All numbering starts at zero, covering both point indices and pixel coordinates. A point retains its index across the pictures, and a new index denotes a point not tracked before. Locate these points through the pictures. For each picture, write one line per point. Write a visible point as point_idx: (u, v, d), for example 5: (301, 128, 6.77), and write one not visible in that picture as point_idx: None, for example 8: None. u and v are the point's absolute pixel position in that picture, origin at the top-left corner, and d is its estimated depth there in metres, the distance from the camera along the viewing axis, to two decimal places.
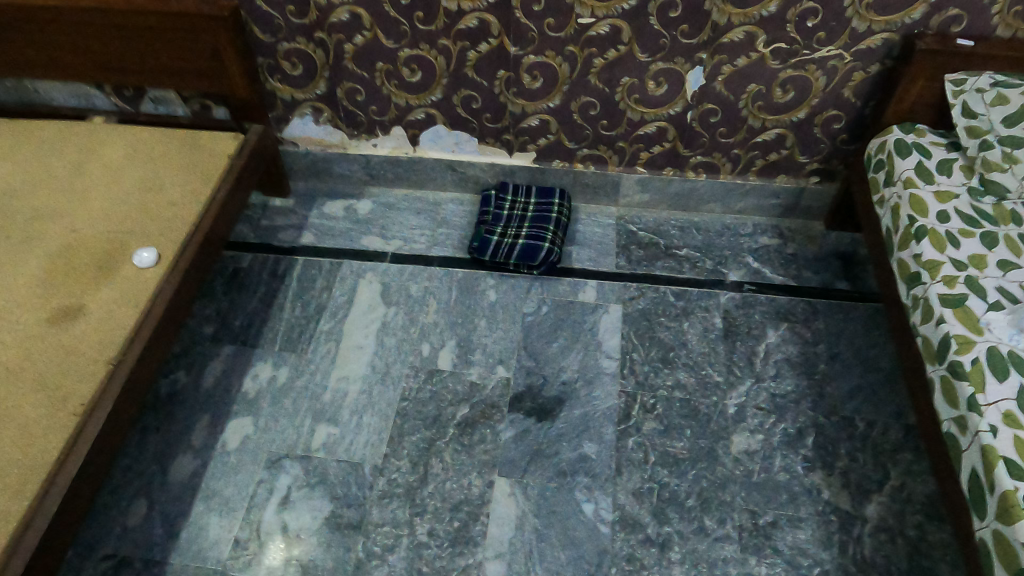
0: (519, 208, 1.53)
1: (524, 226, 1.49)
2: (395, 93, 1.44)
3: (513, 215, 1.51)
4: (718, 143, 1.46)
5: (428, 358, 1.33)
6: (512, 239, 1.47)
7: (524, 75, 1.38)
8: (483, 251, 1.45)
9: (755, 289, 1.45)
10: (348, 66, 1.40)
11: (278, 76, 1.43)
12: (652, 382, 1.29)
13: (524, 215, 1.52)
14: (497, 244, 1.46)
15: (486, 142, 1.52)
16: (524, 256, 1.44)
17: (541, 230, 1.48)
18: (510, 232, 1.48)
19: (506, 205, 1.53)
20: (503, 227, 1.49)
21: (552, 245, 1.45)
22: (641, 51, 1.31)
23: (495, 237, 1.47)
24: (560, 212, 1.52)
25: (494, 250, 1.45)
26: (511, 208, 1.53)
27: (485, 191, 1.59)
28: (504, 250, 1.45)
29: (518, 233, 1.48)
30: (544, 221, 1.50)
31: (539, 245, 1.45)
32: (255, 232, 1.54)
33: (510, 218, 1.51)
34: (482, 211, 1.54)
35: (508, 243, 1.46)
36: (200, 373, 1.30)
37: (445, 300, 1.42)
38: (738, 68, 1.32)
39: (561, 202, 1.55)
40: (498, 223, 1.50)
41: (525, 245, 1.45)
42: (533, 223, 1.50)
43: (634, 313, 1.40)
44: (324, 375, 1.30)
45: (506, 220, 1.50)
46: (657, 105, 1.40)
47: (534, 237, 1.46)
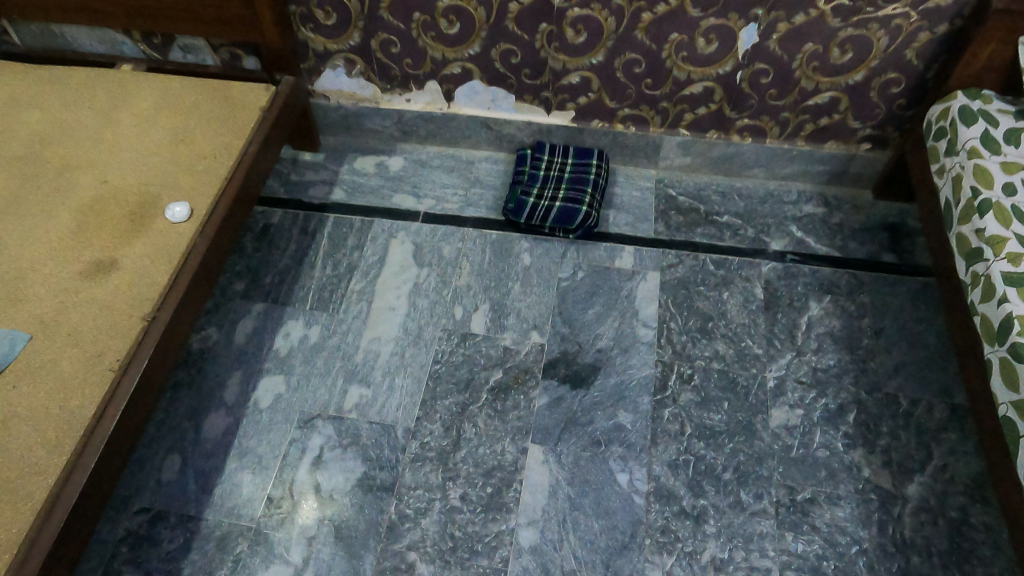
0: (556, 169, 1.48)
1: (561, 188, 1.45)
2: (431, 46, 1.39)
3: (550, 176, 1.46)
4: (767, 106, 1.40)
5: (461, 321, 1.31)
6: (549, 201, 1.42)
7: (567, 30, 1.31)
8: (518, 213, 1.41)
9: (799, 260, 1.40)
10: (384, 17, 1.35)
11: (311, 25, 1.38)
12: (690, 353, 1.26)
13: (562, 176, 1.47)
14: (534, 206, 1.41)
15: (524, 99, 1.47)
16: (561, 219, 1.39)
17: (579, 193, 1.43)
18: (547, 194, 1.44)
19: (543, 165, 1.48)
20: (540, 188, 1.44)
21: (589, 209, 1.41)
22: (692, 6, 1.24)
23: (532, 198, 1.42)
24: (598, 175, 1.47)
25: (530, 212, 1.41)
26: (548, 169, 1.48)
27: (520, 151, 1.54)
28: (541, 212, 1.40)
29: (556, 196, 1.43)
30: (583, 184, 1.45)
31: (576, 209, 1.40)
32: (285, 188, 1.51)
33: (547, 179, 1.46)
34: (518, 171, 1.49)
35: (545, 205, 1.41)
36: (231, 330, 1.29)
37: (479, 262, 1.39)
38: (795, 25, 1.25)
39: (599, 164, 1.49)
40: (535, 184, 1.45)
41: (563, 208, 1.40)
42: (570, 185, 1.45)
43: (672, 282, 1.37)
44: (356, 336, 1.28)
45: (543, 182, 1.45)
46: (706, 63, 1.34)
47: (571, 201, 1.41)
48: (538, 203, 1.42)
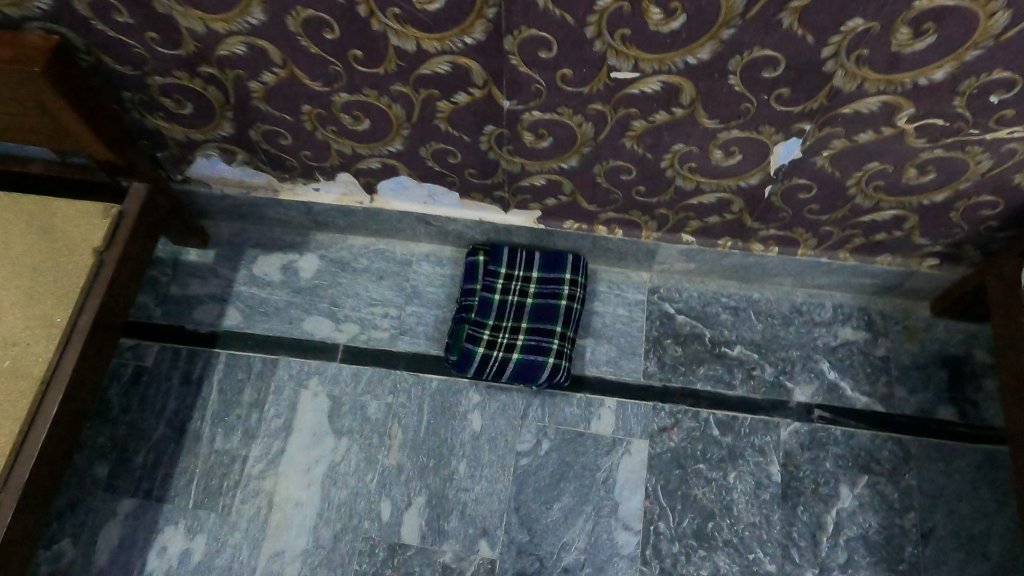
0: (516, 290, 1.11)
1: (522, 324, 1.09)
2: (335, 140, 0.98)
3: (508, 304, 1.10)
4: (805, 219, 1.01)
5: (389, 525, 1.01)
6: (505, 349, 1.06)
7: (524, 133, 0.91)
8: (465, 366, 1.05)
9: (829, 419, 1.08)
10: (260, 107, 0.93)
11: (160, 113, 0.96)
12: (682, 573, 0.99)
13: (523, 303, 1.10)
14: (486, 357, 1.05)
15: (471, 196, 1.07)
16: (519, 376, 1.05)
17: (546, 333, 1.08)
18: (503, 335, 1.07)
19: (498, 284, 1.11)
20: (495, 325, 1.08)
21: (560, 359, 1.06)
22: (707, 116, 0.83)
23: (483, 345, 1.06)
24: (573, 298, 1.10)
25: (480, 366, 1.05)
26: (505, 290, 1.11)
27: (470, 254, 1.15)
28: (494, 367, 1.05)
29: (515, 338, 1.07)
30: (551, 317, 1.09)
31: (542, 362, 1.05)
32: (163, 308, 1.16)
33: (503, 308, 1.09)
34: (467, 293, 1.12)
35: (500, 356, 1.05)
36: (91, 543, 1.00)
37: (414, 429, 1.07)
38: (859, 142, 0.84)
39: (575, 279, 1.12)
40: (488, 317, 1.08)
41: (522, 361, 1.05)
42: (533, 319, 1.09)
43: (664, 456, 1.05)
44: (252, 552, 1.00)
45: (498, 314, 1.09)
46: (722, 175, 0.94)
47: (534, 349, 1.06)
48: (491, 353, 1.05)
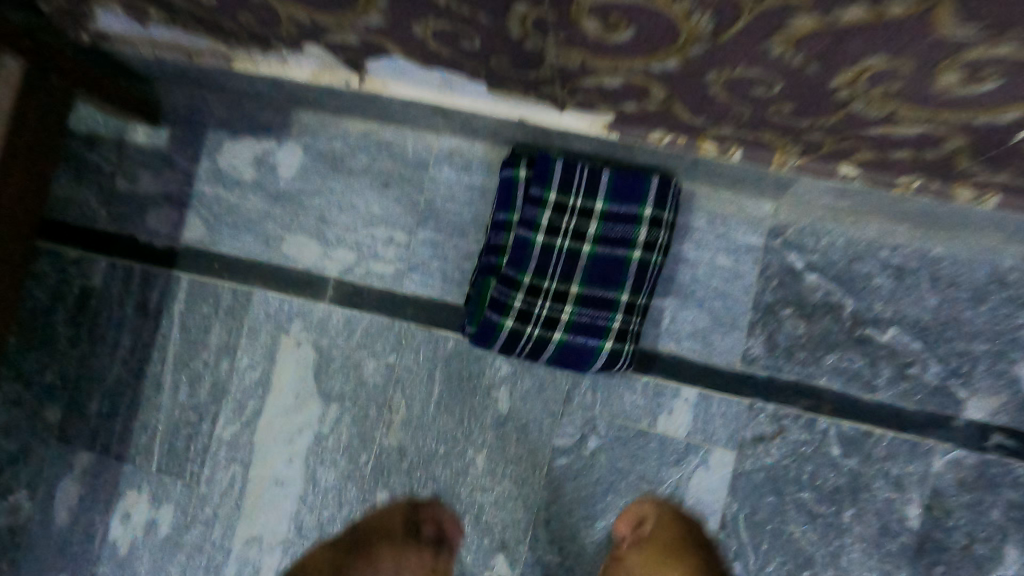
0: (569, 230, 0.75)
1: (571, 286, 0.75)
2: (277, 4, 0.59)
3: (555, 253, 0.74)
4: None
5: None
6: (544, 324, 0.75)
7: (585, 20, 0.49)
8: (488, 340, 0.76)
9: (1010, 451, 0.74)
10: None
11: None
12: None
13: (577, 251, 0.75)
14: (515, 335, 0.75)
15: (505, 87, 0.67)
16: (561, 361, 0.76)
17: (605, 303, 0.74)
18: (543, 302, 0.74)
19: (542, 220, 0.74)
20: (532, 286, 0.74)
21: (622, 346, 0.75)
22: (958, 18, 0.40)
23: (512, 318, 0.74)
24: (651, 250, 0.75)
25: (507, 345, 0.76)
26: (552, 231, 0.74)
27: (508, 165, 0.78)
28: (527, 348, 0.75)
29: (559, 307, 0.75)
30: (615, 279, 0.74)
31: (594, 349, 0.75)
32: (110, 210, 0.89)
33: (547, 260, 0.74)
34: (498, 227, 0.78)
35: (535, 335, 0.75)
36: (49, 498, 0.86)
37: (421, 404, 0.82)
38: None
39: (658, 220, 0.75)
40: (522, 273, 0.74)
41: (567, 345, 0.75)
42: (588, 279, 0.75)
43: (755, 476, 0.77)
44: (226, 532, 0.84)
45: (538, 269, 0.74)
46: (945, 105, 0.51)
47: (585, 328, 0.75)
48: (523, 330, 0.74)
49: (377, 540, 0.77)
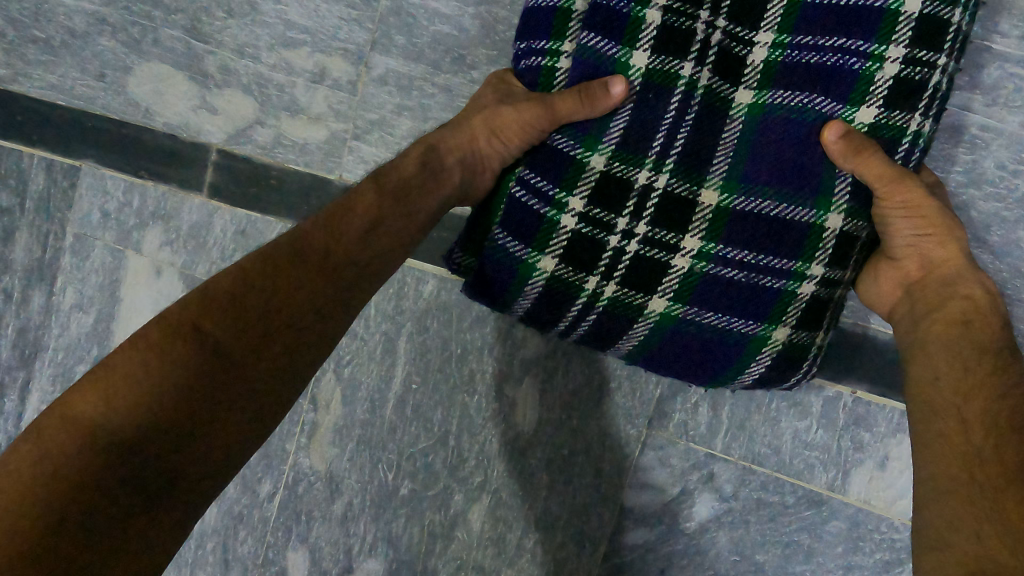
0: (710, 51, 0.31)
1: (704, 192, 0.31)
2: None
3: (673, 102, 0.30)
4: None
5: None
6: (631, 277, 0.31)
7: None
8: (500, 301, 0.33)
9: None
10: None
11: None
12: None
13: (722, 106, 0.31)
14: (561, 297, 0.32)
15: None
16: (661, 364, 0.33)
17: (786, 239, 0.30)
18: (634, 225, 0.31)
19: (648, 17, 0.30)
20: (610, 184, 0.30)
21: (809, 341, 0.32)
22: None
23: (557, 256, 0.31)
24: (912, 105, 0.29)
25: (539, 317, 0.33)
26: (671, 44, 0.30)
27: None
28: (584, 329, 0.32)
29: (669, 241, 0.31)
30: (812, 178, 0.30)
31: (746, 343, 0.32)
32: None
33: (652, 121, 0.30)
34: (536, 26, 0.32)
35: (607, 300, 0.31)
36: None
37: (369, 400, 0.43)
38: None
39: (943, 27, 0.29)
40: (588, 148, 0.31)
41: (679, 331, 0.32)
42: (747, 174, 0.30)
43: None
44: None
45: (631, 142, 0.30)
46: None
47: (728, 294, 0.31)
48: (580, 287, 0.31)
49: (474, 143, 0.32)
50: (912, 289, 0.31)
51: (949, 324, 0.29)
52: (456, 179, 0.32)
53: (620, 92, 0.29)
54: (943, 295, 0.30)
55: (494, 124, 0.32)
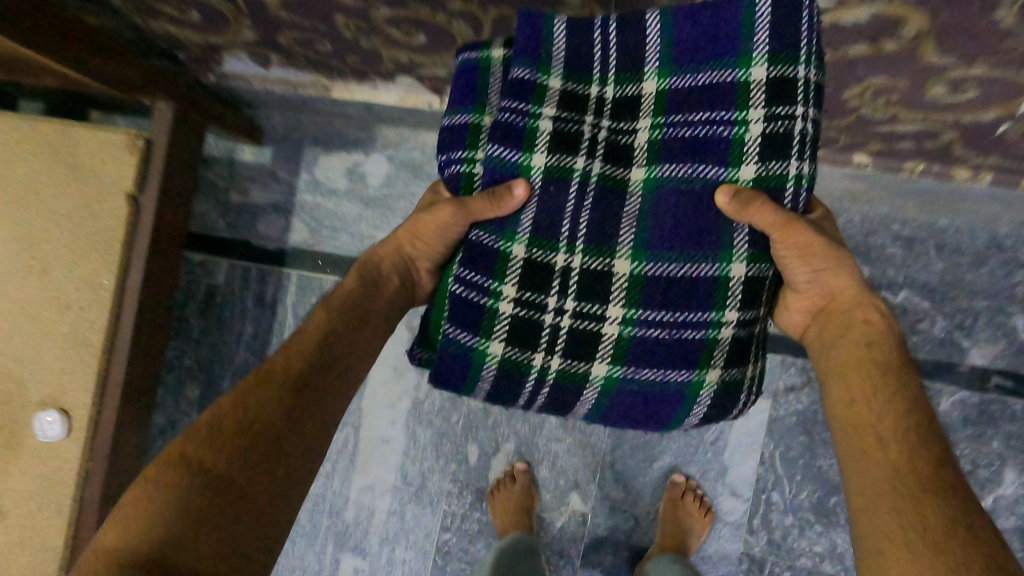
0: (600, 147, 0.55)
1: (617, 262, 0.55)
2: (385, 48, 0.74)
3: (572, 189, 0.54)
4: None
5: (477, 470, 0.98)
6: (568, 343, 0.56)
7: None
8: (449, 377, 0.57)
9: (1009, 390, 0.87)
10: (283, 16, 0.69)
11: (164, 18, 0.75)
12: (791, 546, 0.90)
13: (623, 186, 0.55)
14: (514, 370, 0.56)
15: None
16: (615, 416, 0.58)
17: (685, 284, 0.54)
18: (561, 302, 0.55)
19: (540, 125, 0.53)
20: (524, 278, 0.55)
21: (740, 375, 0.56)
22: (937, 53, 0.52)
23: (498, 340, 0.56)
24: (784, 156, 0.51)
25: (498, 394, 0.58)
26: (564, 147, 0.54)
27: (469, 46, 0.58)
28: (543, 394, 0.57)
29: (595, 314, 0.55)
30: (708, 238, 0.53)
31: (684, 391, 0.56)
32: (226, 216, 1.05)
33: (560, 203, 0.54)
34: (458, 143, 0.57)
35: (553, 366, 0.56)
36: None
37: None
38: None
39: (785, 87, 0.50)
40: (507, 241, 0.54)
41: (620, 389, 0.56)
42: (652, 245, 0.54)
43: (789, 422, 0.90)
44: (344, 482, 1.00)
45: (543, 234, 0.54)
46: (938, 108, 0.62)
47: (660, 348, 0.55)
48: (528, 361, 0.56)
49: (397, 250, 0.62)
50: (827, 323, 0.56)
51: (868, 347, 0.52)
52: (392, 281, 0.61)
53: (520, 192, 0.52)
54: (853, 321, 0.54)
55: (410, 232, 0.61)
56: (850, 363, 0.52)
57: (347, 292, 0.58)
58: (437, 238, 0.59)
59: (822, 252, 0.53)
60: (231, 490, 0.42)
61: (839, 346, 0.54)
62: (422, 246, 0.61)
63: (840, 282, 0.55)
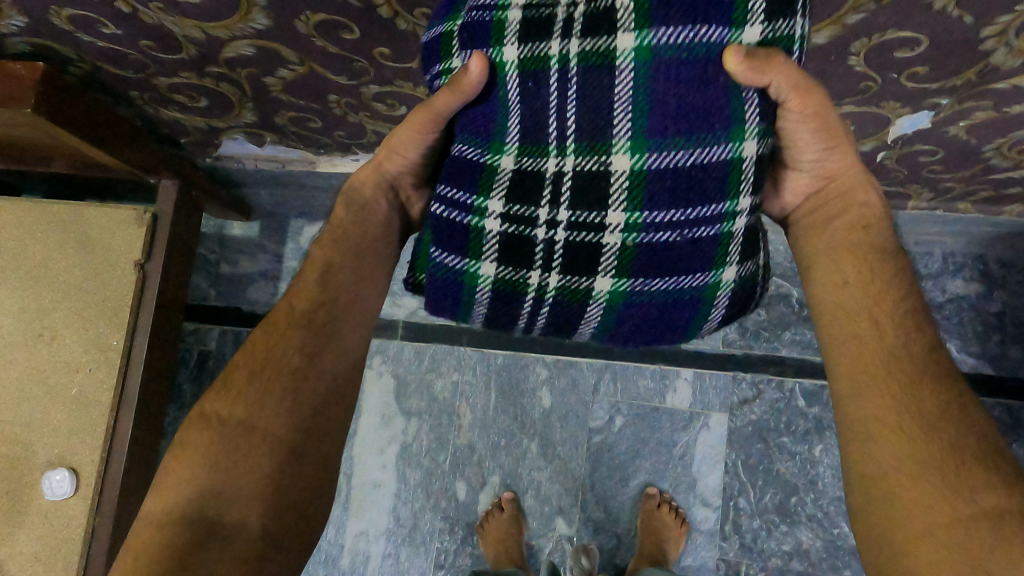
0: (577, 21, 0.46)
1: (614, 156, 0.49)
2: (370, 123, 0.86)
3: (552, 81, 0.48)
4: (921, 178, 0.84)
5: (466, 505, 1.04)
6: (565, 258, 0.53)
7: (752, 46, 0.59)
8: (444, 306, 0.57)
9: None
10: (282, 99, 0.82)
11: (174, 107, 0.86)
12: (762, 547, 0.98)
13: (609, 59, 0.46)
14: (506, 289, 0.55)
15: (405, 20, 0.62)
16: (626, 327, 0.57)
17: (692, 174, 0.49)
18: (554, 213, 0.52)
19: (509, 15, 0.47)
20: (512, 190, 0.52)
21: (752, 266, 0.54)
22: None
23: (489, 261, 0.54)
24: (788, 14, 0.45)
25: (495, 317, 0.57)
26: (533, 32, 0.47)
27: None
28: (545, 315, 0.56)
29: (594, 221, 0.51)
30: (717, 114, 0.47)
31: (702, 292, 0.54)
32: (216, 287, 1.13)
33: (542, 100, 0.49)
34: (436, 57, 0.53)
35: (551, 284, 0.54)
36: None
37: (482, 408, 1.05)
38: (1009, 113, 0.67)
39: None
40: (495, 153, 0.51)
41: (629, 300, 0.54)
42: (652, 131, 0.47)
43: (744, 431, 1.00)
44: (339, 530, 1.04)
45: (531, 140, 0.50)
46: None
47: (672, 252, 0.51)
48: (524, 280, 0.55)
49: (382, 163, 0.62)
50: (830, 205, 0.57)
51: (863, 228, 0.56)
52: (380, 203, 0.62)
53: (475, 67, 0.48)
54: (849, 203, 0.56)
55: (390, 144, 0.60)
56: (846, 246, 0.55)
57: (342, 219, 0.61)
58: (416, 144, 0.59)
59: (824, 129, 0.52)
60: (247, 435, 0.50)
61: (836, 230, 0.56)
62: (400, 161, 0.61)
63: (839, 164, 0.56)
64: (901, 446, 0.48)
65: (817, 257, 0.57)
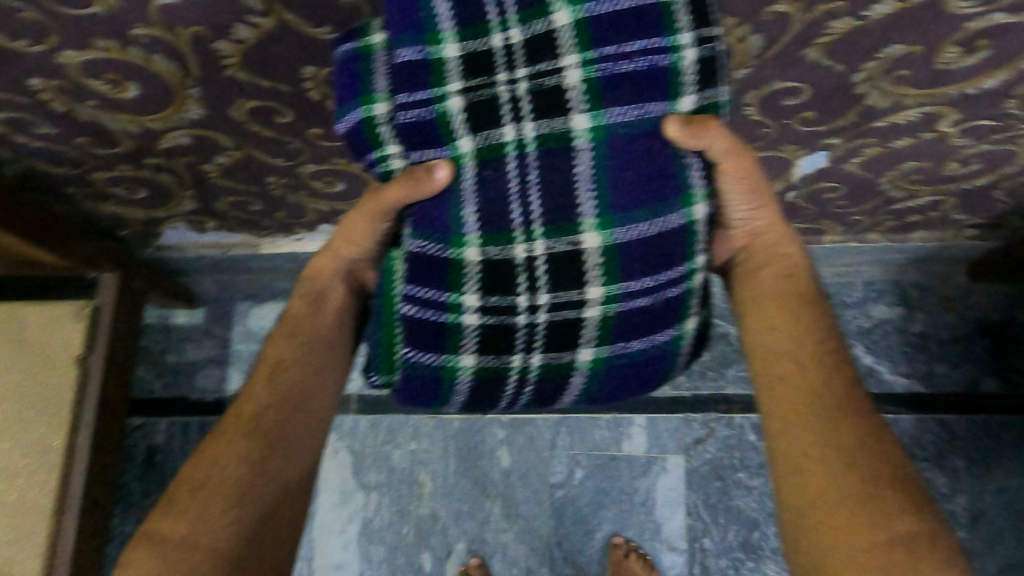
0: (523, 104, 0.51)
1: (586, 235, 0.53)
2: (309, 201, 0.89)
3: (512, 168, 0.52)
4: (830, 213, 0.91)
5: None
6: (547, 336, 0.56)
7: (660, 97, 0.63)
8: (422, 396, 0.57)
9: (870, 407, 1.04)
10: (221, 184, 0.84)
11: (113, 200, 0.87)
12: None
13: (566, 142, 0.52)
14: (484, 377, 0.57)
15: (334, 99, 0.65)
16: (613, 391, 0.59)
17: (659, 242, 0.53)
18: (534, 299, 0.55)
19: (453, 108, 0.51)
20: (485, 283, 0.54)
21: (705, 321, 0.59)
22: None
23: (469, 353, 0.56)
24: (715, 80, 0.50)
25: (478, 403, 0.58)
26: (481, 121, 0.52)
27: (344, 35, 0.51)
28: (531, 390, 0.58)
29: (575, 300, 0.55)
30: (670, 186, 0.52)
31: (669, 348, 0.57)
32: (162, 377, 1.11)
33: (502, 191, 0.53)
34: (364, 144, 0.54)
35: (534, 363, 0.57)
36: None
37: (443, 476, 1.04)
38: (894, 147, 0.74)
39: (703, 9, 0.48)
40: (458, 247, 0.54)
41: (610, 364, 0.57)
42: (615, 205, 0.52)
43: (700, 470, 1.02)
44: None
45: (491, 228, 0.53)
46: None
47: (643, 316, 0.56)
48: (507, 365, 0.57)
49: (337, 251, 0.64)
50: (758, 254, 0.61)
51: (790, 276, 0.60)
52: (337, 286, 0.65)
53: (442, 175, 0.52)
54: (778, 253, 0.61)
55: (344, 232, 0.63)
56: (782, 288, 0.60)
57: (297, 314, 0.63)
58: (370, 230, 0.61)
59: (755, 190, 0.57)
60: (187, 554, 0.50)
61: (767, 279, 0.61)
62: (355, 247, 0.63)
63: (768, 219, 0.60)
64: (843, 460, 0.50)
65: (751, 307, 0.60)
